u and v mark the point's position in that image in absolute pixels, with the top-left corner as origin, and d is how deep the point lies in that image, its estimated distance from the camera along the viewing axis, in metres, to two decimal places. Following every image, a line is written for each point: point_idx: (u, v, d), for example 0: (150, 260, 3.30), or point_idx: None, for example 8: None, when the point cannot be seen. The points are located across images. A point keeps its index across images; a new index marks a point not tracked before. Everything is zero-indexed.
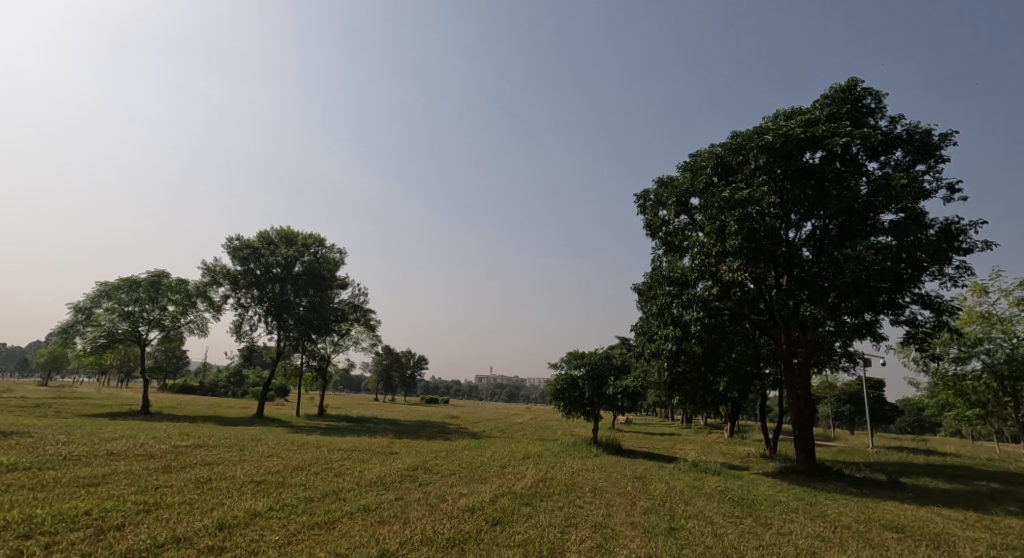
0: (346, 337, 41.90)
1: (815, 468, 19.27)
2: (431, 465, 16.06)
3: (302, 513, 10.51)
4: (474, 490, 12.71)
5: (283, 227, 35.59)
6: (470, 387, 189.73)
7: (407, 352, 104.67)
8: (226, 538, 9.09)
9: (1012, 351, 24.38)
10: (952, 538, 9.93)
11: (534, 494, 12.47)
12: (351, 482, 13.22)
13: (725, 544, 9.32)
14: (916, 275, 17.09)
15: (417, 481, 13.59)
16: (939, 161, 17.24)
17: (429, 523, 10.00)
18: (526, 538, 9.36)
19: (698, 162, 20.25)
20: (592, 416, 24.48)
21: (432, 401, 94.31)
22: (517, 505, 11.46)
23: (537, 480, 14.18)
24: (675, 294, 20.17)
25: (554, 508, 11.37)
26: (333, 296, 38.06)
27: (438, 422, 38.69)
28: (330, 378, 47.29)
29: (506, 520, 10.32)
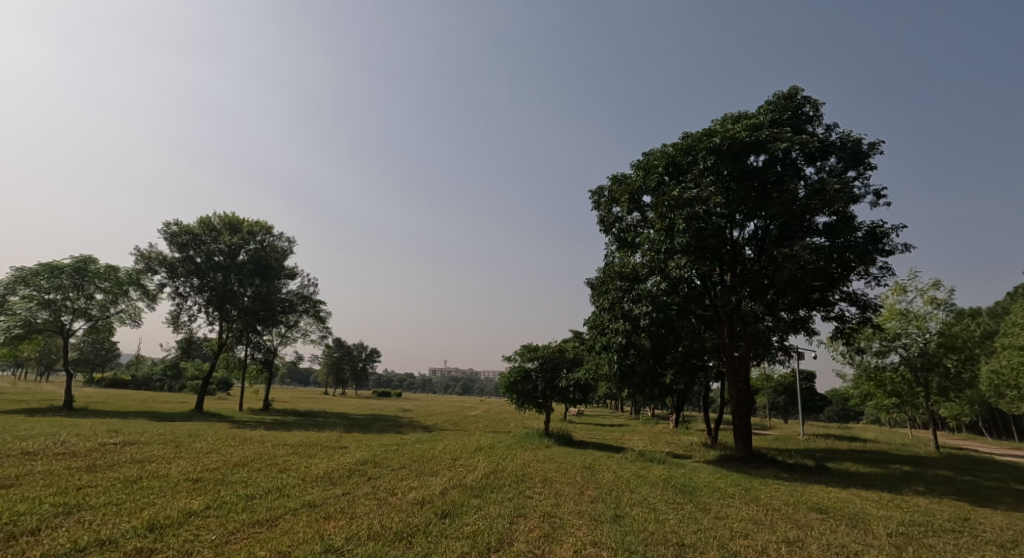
0: (293, 329, 40.86)
1: (753, 456, 20.27)
2: (381, 459, 15.96)
3: (241, 511, 10.31)
4: (424, 483, 12.77)
5: (227, 214, 34.25)
6: (423, 381, 189.10)
7: (358, 344, 103.11)
8: (157, 539, 8.83)
9: (926, 345, 26.42)
10: (868, 517, 10.77)
11: (484, 486, 12.62)
12: (296, 478, 13.02)
13: (665, 530, 9.75)
14: (846, 274, 18.21)
15: (365, 475, 13.53)
16: (869, 167, 18.39)
17: (374, 517, 10.00)
18: (474, 529, 9.52)
19: (650, 160, 20.79)
20: (545, 408, 24.91)
21: (383, 395, 93.32)
22: (467, 497, 11.58)
23: (488, 472, 14.38)
24: (626, 289, 20.74)
25: (503, 499, 11.57)
26: (280, 286, 37.05)
27: (389, 416, 38.33)
28: (278, 372, 46.10)
29: (456, 512, 10.44)
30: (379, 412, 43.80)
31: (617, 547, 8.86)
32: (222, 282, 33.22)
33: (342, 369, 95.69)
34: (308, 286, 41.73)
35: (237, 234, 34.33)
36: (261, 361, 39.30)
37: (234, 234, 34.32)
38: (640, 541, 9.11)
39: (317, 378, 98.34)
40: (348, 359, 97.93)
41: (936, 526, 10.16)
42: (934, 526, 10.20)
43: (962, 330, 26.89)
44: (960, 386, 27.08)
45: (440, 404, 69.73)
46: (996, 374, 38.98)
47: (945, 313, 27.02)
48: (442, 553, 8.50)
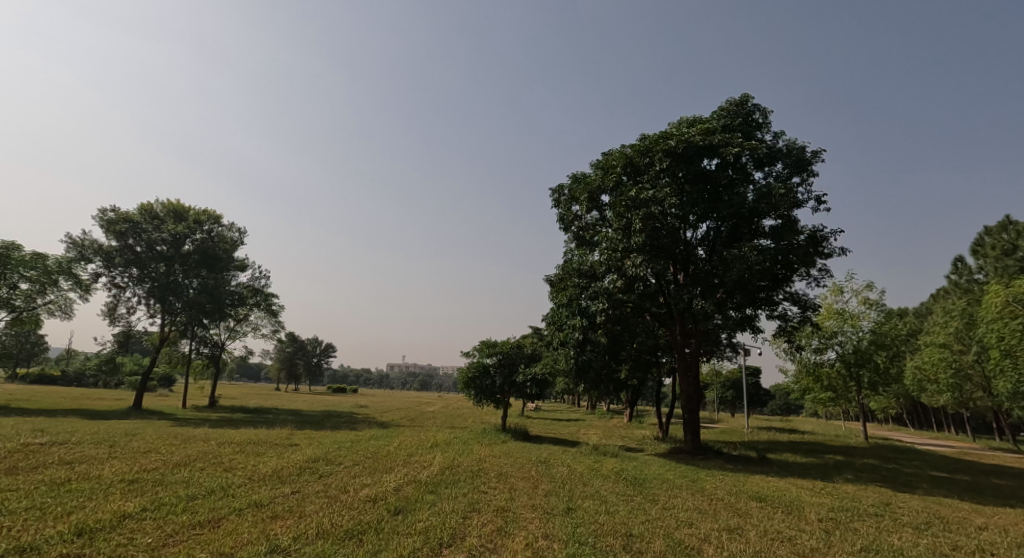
0: (243, 323, 39.66)
1: (701, 449, 21.02)
2: (333, 456, 15.75)
3: (181, 512, 10.02)
4: (377, 480, 12.73)
5: (171, 202, 32.90)
6: (381, 377, 186.97)
7: (313, 340, 101.22)
8: (86, 544, 8.50)
9: (859, 342, 28.06)
10: (803, 504, 11.41)
11: (438, 482, 12.66)
12: (242, 477, 12.72)
13: (615, 521, 10.07)
14: (789, 275, 19.07)
15: (317, 472, 13.37)
16: (811, 174, 19.32)
17: (325, 515, 9.95)
18: (427, 525, 9.58)
19: (609, 160, 21.17)
20: (501, 404, 25.12)
21: (339, 391, 91.67)
22: (421, 493, 11.62)
23: (443, 467, 14.45)
24: (583, 285, 21.15)
25: (457, 495, 11.65)
26: (229, 279, 35.95)
27: (341, 412, 37.71)
28: (226, 366, 44.63)
29: (409, 509, 10.47)
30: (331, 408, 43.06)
31: (567, 539, 9.10)
32: (165, 273, 31.85)
33: (294, 366, 93.55)
34: (259, 279, 40.71)
35: (182, 223, 33.07)
36: (207, 356, 37.97)
37: (179, 223, 33.06)
38: (589, 533, 9.38)
39: (268, 374, 95.55)
40: (302, 355, 95.91)
41: (861, 511, 10.88)
42: (859, 511, 10.91)
43: (891, 328, 28.66)
44: (889, 381, 28.90)
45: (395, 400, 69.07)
46: (920, 369, 41.74)
47: (877, 313, 28.70)
48: (394, 549, 8.56)
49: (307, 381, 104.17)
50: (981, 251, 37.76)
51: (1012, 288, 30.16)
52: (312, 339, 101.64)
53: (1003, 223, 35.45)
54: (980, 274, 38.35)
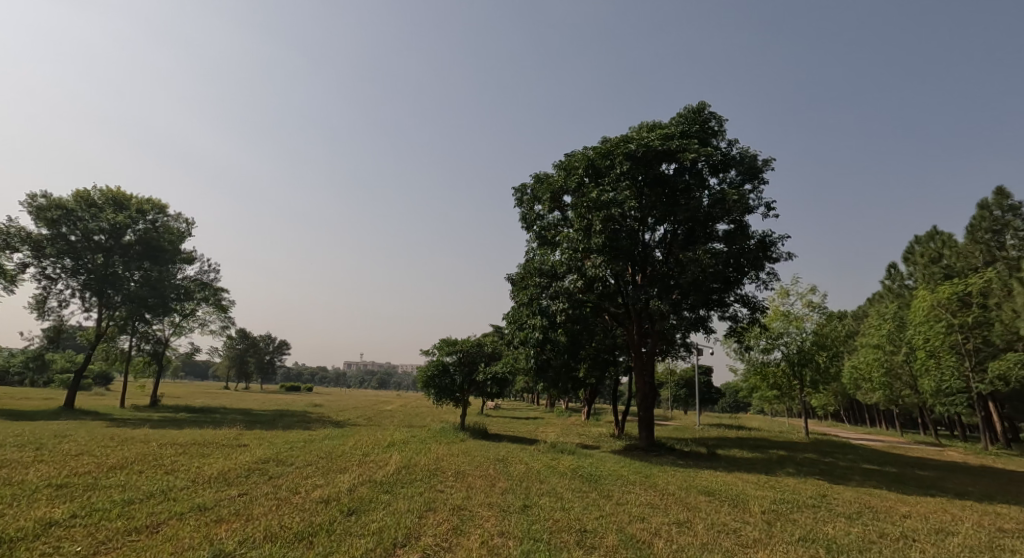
0: (190, 318, 38.27)
1: (654, 445, 21.56)
2: (284, 457, 15.45)
3: (115, 518, 9.65)
4: (330, 480, 12.59)
5: (110, 189, 31.50)
6: (338, 375, 183.45)
7: (266, 337, 98.51)
8: (7, 555, 8.10)
9: (802, 343, 29.38)
10: (748, 497, 11.92)
11: (394, 482, 12.60)
12: (184, 480, 12.32)
13: (570, 517, 10.29)
14: (740, 278, 19.79)
15: (266, 474, 13.07)
16: (762, 182, 20.10)
17: (274, 518, 9.79)
18: (381, 525, 9.54)
19: (572, 162, 21.43)
20: (460, 402, 25.15)
21: (293, 390, 89.23)
22: (375, 493, 11.54)
23: (399, 467, 14.37)
24: (544, 285, 21.38)
25: (413, 494, 11.63)
26: (174, 272, 34.68)
27: (295, 411, 36.86)
28: (171, 364, 42.82)
29: (362, 509, 10.39)
30: (283, 407, 42.04)
31: (522, 536, 9.25)
32: (103, 264, 30.43)
33: (245, 363, 90.78)
34: (208, 272, 39.29)
35: (122, 212, 31.71)
36: (149, 353, 36.47)
37: (119, 212, 31.69)
38: (545, 529, 9.56)
39: (216, 371, 92.28)
40: (254, 352, 93.50)
41: (801, 503, 11.46)
42: (798, 502, 11.49)
43: (832, 330, 30.20)
44: (828, 379, 30.46)
45: (352, 399, 67.97)
46: (857, 369, 44.05)
47: (819, 315, 30.10)
48: (345, 551, 8.49)
49: (259, 380, 101.42)
50: (912, 258, 40.11)
51: (935, 293, 33.54)
52: (264, 335, 98.94)
53: (930, 232, 38.08)
54: (909, 279, 40.83)
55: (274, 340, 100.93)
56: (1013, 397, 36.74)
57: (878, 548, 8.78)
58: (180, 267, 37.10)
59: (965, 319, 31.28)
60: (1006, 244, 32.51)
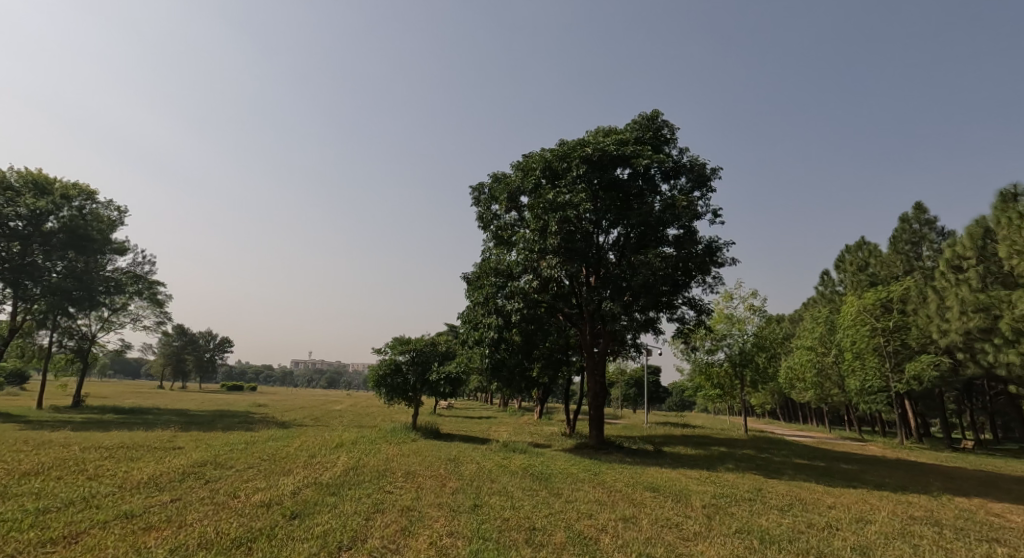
0: (120, 313, 36.40)
1: (604, 443, 22.04)
2: (223, 459, 14.95)
3: (29, 529, 9.13)
4: (272, 483, 12.29)
5: (31, 172, 29.49)
6: (283, 374, 178.10)
7: (205, 334, 94.68)
8: None
9: (744, 344, 30.69)
10: (690, 492, 12.41)
11: (341, 484, 12.42)
12: (110, 485, 11.74)
13: (519, 516, 10.43)
14: (688, 281, 20.49)
15: (202, 478, 12.64)
16: (710, 190, 20.90)
17: (209, 524, 9.48)
18: (325, 529, 9.41)
19: (529, 163, 21.64)
20: (412, 401, 24.96)
21: (235, 390, 85.96)
22: (321, 495, 11.36)
23: (347, 468, 14.17)
24: (500, 285, 21.48)
25: (360, 496, 11.51)
26: (102, 263, 32.94)
27: (237, 412, 35.62)
28: (98, 361, 40.45)
29: (306, 513, 10.21)
30: (223, 408, 40.57)
31: (472, 536, 9.31)
32: (20, 254, 28.46)
33: (182, 360, 86.94)
34: (142, 264, 37.40)
35: (45, 197, 29.72)
36: (72, 349, 34.45)
37: (41, 197, 29.70)
38: (494, 528, 9.67)
39: (150, 369, 87.85)
40: (192, 348, 89.85)
41: (739, 497, 12.03)
42: (736, 496, 12.07)
43: (770, 333, 31.73)
44: (767, 379, 31.93)
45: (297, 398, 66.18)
46: (792, 369, 46.38)
47: (759, 318, 31.52)
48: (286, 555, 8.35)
49: (197, 379, 97.24)
50: (843, 265, 42.60)
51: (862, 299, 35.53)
52: (203, 332, 95.11)
53: (858, 243, 40.47)
54: (840, 286, 43.34)
55: (214, 337, 97.09)
56: (927, 395, 39.65)
57: (806, 538, 9.32)
58: (111, 258, 35.23)
59: (887, 323, 33.39)
60: (922, 255, 35.47)
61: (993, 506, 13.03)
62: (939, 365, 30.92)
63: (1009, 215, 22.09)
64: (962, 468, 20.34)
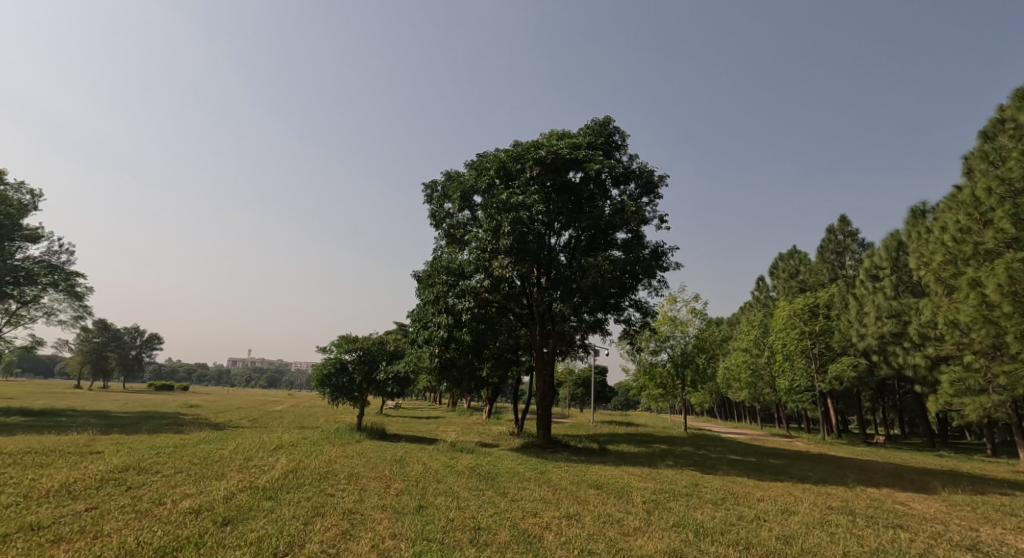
0: (32, 305, 33.94)
1: (551, 442, 22.31)
2: (147, 464, 14.19)
3: None
4: (203, 488, 11.78)
5: None
6: (220, 373, 170.64)
7: (131, 330, 89.77)
8: None
9: (686, 346, 31.83)
10: (632, 488, 12.77)
11: (279, 487, 12.05)
12: (14, 495, 10.93)
13: (465, 516, 10.44)
14: (635, 284, 21.05)
15: (123, 485, 11.96)
16: (658, 196, 21.54)
17: (130, 533, 9.00)
18: (260, 535, 9.12)
19: (483, 163, 21.63)
20: (358, 401, 24.56)
21: (164, 390, 81.64)
22: (257, 500, 10.99)
23: (286, 471, 13.76)
24: (451, 284, 21.33)
25: (299, 499, 11.20)
26: (10, 252, 30.62)
27: (166, 413, 33.82)
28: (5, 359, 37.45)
29: (239, 519, 9.86)
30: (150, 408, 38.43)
31: (415, 537, 9.25)
32: None
33: (104, 358, 81.88)
34: (57, 254, 35.00)
35: None
36: None
37: None
38: (438, 529, 9.64)
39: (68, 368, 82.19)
40: (115, 345, 84.90)
41: (677, 492, 12.49)
42: (674, 491, 12.52)
43: (710, 335, 33.01)
44: (706, 379, 33.19)
45: (233, 399, 63.42)
46: (729, 370, 48.43)
47: (700, 320, 32.72)
48: None
49: (122, 378, 91.76)
50: (776, 272, 44.97)
51: (792, 304, 37.59)
52: (128, 328, 89.89)
53: (790, 251, 42.73)
54: (774, 291, 45.67)
55: (141, 333, 91.93)
56: (846, 394, 42.34)
57: (736, 530, 9.77)
58: (22, 247, 32.80)
59: (814, 327, 35.51)
60: (846, 264, 37.89)
61: (900, 495, 14.10)
62: (857, 365, 32.75)
63: (919, 229, 23.94)
64: (875, 461, 21.87)
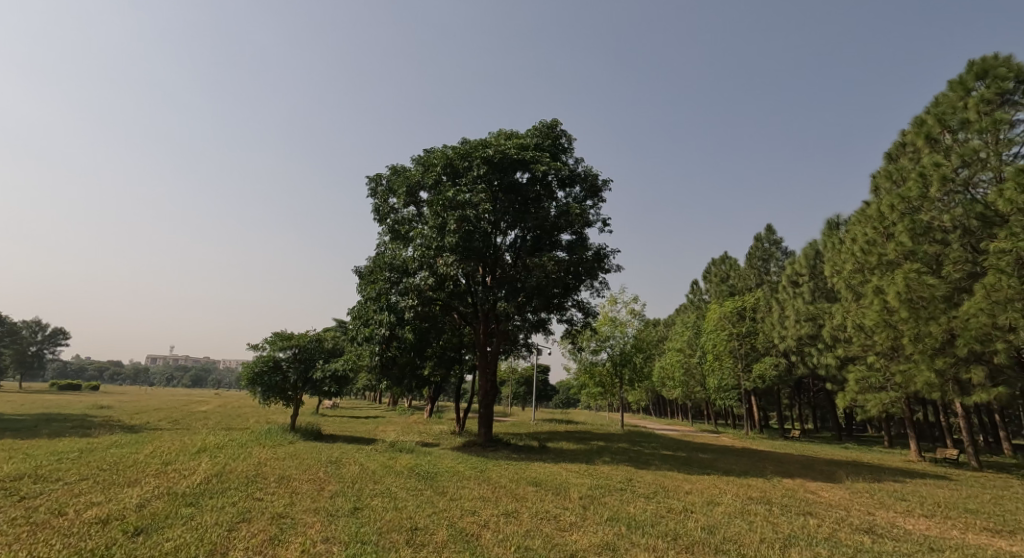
0: None
1: (492, 441, 22.37)
2: (47, 472, 13.15)
3: None
4: (112, 496, 11.05)
5: None
6: (138, 371, 160.18)
7: (32, 325, 82.91)
8: None
9: (625, 346, 32.78)
10: (569, 485, 13.04)
11: (200, 493, 11.48)
12: None
13: (402, 517, 10.32)
14: (578, 285, 21.43)
15: (17, 495, 11.04)
16: (602, 200, 22.04)
17: (24, 548, 8.33)
18: (178, 543, 8.68)
19: (430, 159, 21.42)
20: (291, 400, 23.72)
21: (69, 390, 75.78)
22: (174, 507, 10.42)
23: (209, 475, 13.12)
24: (394, 280, 20.95)
25: (222, 505, 10.70)
26: None
27: (73, 415, 31.42)
28: None
29: (154, 527, 9.33)
30: (55, 410, 35.52)
31: (348, 540, 9.07)
32: None
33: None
34: None
35: None
36: None
37: None
38: (373, 531, 9.47)
39: None
40: (12, 341, 78.06)
41: (611, 487, 12.83)
42: (610, 486, 12.88)
43: (646, 335, 34.11)
44: (642, 378, 34.26)
45: (150, 399, 59.71)
46: (664, 369, 50.27)
47: (639, 321, 33.75)
48: None
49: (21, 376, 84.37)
50: (708, 276, 47.14)
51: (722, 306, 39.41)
52: (28, 323, 82.69)
53: (722, 256, 44.81)
54: (706, 294, 47.79)
55: (44, 328, 85.07)
56: (767, 392, 44.89)
57: (665, 521, 10.17)
58: None
59: (741, 329, 37.42)
60: (771, 270, 40.24)
61: (811, 484, 15.12)
62: (778, 365, 34.78)
63: (834, 239, 25.69)
64: (790, 454, 23.32)
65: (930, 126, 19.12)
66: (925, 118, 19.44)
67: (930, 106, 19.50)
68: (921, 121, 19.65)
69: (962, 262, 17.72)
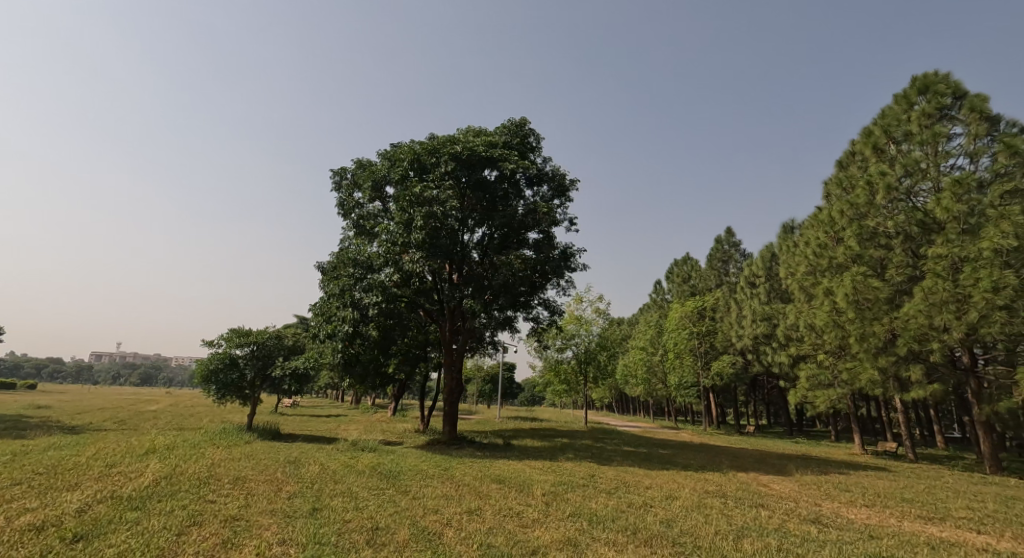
0: None
1: (456, 438, 22.31)
2: None
3: None
4: (50, 502, 10.53)
5: None
6: (84, 369, 153.06)
7: None
8: None
9: (589, 344, 33.14)
10: (532, 482, 13.11)
11: (148, 496, 11.07)
12: None
13: (362, 517, 10.18)
14: (544, 283, 21.55)
15: None
16: (569, 199, 22.21)
17: None
18: (123, 549, 8.35)
19: (397, 153, 21.14)
20: (248, 399, 23.11)
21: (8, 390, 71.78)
22: (120, 512, 10.01)
23: (158, 477, 12.65)
24: (358, 276, 20.59)
25: (172, 508, 10.34)
26: None
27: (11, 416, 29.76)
28: None
29: (96, 533, 8.95)
30: None
31: (306, 542, 8.89)
32: None
33: None
34: None
35: None
36: None
37: None
38: (332, 532, 9.32)
39: None
40: None
41: (574, 483, 12.95)
42: (573, 483, 13.01)
43: (611, 333, 34.57)
44: (606, 376, 34.70)
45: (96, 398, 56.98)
46: (628, 367, 51.07)
47: (603, 320, 34.18)
48: None
49: None
50: (671, 276, 48.10)
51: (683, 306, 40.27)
52: None
53: (685, 257, 45.80)
54: (669, 293, 48.73)
55: None
56: (725, 389, 46.09)
57: (625, 516, 10.34)
58: None
59: (702, 327, 38.35)
60: (730, 271, 41.41)
61: (763, 478, 15.64)
62: (735, 363, 35.80)
63: (789, 241, 26.58)
64: (745, 449, 24.04)
65: (876, 137, 20.02)
66: (872, 129, 20.32)
67: (877, 118, 20.41)
68: (868, 132, 20.52)
69: (903, 266, 18.65)
